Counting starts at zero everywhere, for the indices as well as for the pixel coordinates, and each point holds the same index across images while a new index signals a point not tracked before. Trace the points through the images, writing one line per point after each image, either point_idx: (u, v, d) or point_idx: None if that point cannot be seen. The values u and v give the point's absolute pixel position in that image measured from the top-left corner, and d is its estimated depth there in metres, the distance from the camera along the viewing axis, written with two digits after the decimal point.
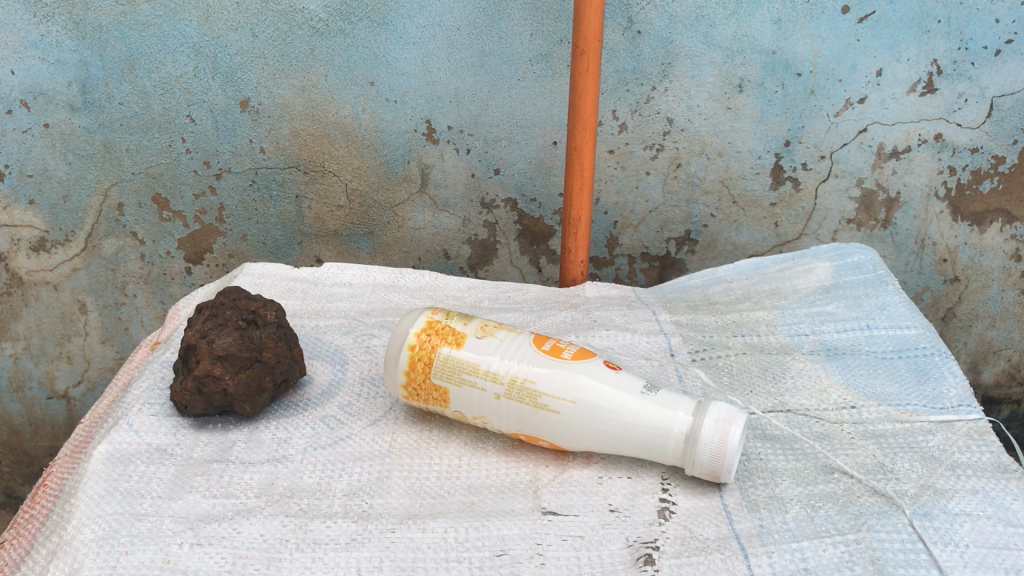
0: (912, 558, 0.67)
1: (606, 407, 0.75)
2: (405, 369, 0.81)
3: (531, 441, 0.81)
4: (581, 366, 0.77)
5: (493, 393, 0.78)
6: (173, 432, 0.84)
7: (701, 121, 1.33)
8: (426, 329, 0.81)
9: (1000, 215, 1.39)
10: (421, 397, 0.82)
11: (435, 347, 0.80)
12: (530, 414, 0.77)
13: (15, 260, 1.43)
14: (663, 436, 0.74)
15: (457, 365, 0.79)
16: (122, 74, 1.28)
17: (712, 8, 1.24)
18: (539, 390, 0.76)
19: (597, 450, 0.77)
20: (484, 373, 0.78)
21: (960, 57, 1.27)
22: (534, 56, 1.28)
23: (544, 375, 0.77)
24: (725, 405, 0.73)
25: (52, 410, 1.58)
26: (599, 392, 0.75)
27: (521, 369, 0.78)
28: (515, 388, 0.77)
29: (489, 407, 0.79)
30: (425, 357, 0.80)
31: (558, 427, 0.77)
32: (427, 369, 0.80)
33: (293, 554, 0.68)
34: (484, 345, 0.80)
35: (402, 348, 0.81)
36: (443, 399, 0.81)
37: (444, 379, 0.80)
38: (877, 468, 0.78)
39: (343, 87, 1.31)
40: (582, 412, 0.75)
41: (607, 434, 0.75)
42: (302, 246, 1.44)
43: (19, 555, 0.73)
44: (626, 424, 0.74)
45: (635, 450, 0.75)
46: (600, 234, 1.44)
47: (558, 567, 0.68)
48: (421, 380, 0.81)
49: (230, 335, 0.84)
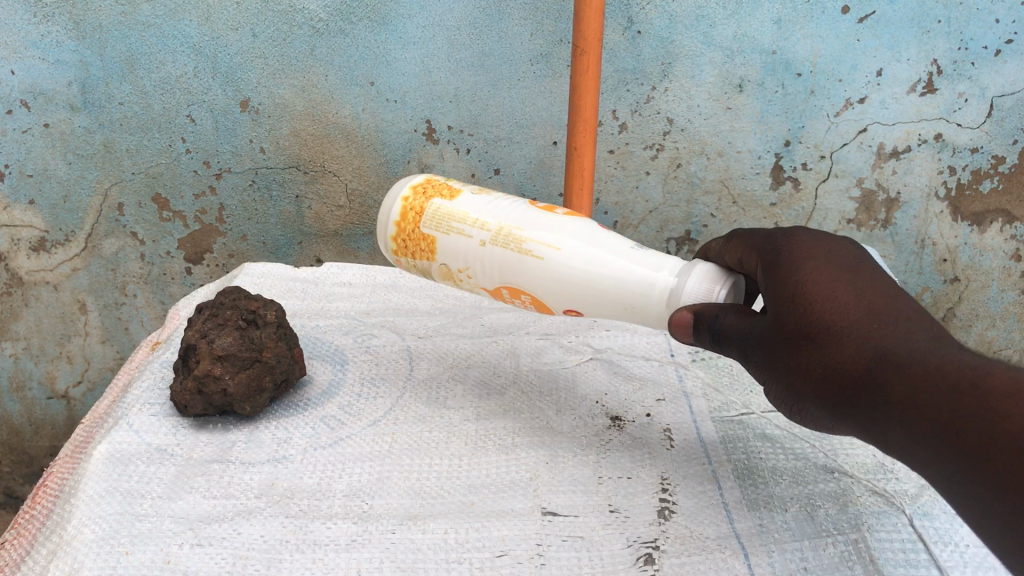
0: (911, 557, 0.67)
1: (589, 256, 0.74)
2: (396, 220, 0.84)
3: (512, 296, 0.80)
4: (572, 220, 0.77)
5: (478, 240, 0.79)
6: (173, 432, 0.84)
7: (701, 121, 1.33)
8: (424, 185, 0.83)
9: (1000, 215, 1.39)
10: (410, 251, 0.84)
11: (430, 199, 0.82)
12: (513, 260, 0.77)
13: (15, 260, 1.43)
14: (646, 293, 0.70)
15: (446, 213, 0.81)
16: (121, 74, 1.28)
17: (712, 8, 1.24)
18: (526, 235, 0.77)
19: (577, 306, 0.76)
20: (473, 220, 0.79)
21: (960, 57, 1.27)
22: (533, 56, 1.28)
23: (532, 223, 0.77)
24: (710, 265, 0.68)
25: (52, 410, 1.59)
26: (585, 242, 0.75)
27: (510, 219, 0.78)
28: (499, 234, 0.78)
29: (474, 254, 0.79)
30: (418, 210, 0.82)
31: (540, 275, 0.76)
32: (419, 220, 0.82)
33: (293, 555, 0.69)
34: (477, 198, 0.82)
35: (396, 200, 0.84)
36: (430, 250, 0.82)
37: (433, 228, 0.81)
38: (876, 468, 0.79)
39: (343, 87, 1.30)
40: (563, 258, 0.75)
41: (588, 285, 0.74)
42: (302, 246, 1.45)
43: (19, 555, 0.73)
44: (607, 277, 0.73)
45: (616, 304, 0.73)
46: None
47: (559, 567, 0.68)
48: (412, 231, 0.83)
49: (230, 335, 0.85)
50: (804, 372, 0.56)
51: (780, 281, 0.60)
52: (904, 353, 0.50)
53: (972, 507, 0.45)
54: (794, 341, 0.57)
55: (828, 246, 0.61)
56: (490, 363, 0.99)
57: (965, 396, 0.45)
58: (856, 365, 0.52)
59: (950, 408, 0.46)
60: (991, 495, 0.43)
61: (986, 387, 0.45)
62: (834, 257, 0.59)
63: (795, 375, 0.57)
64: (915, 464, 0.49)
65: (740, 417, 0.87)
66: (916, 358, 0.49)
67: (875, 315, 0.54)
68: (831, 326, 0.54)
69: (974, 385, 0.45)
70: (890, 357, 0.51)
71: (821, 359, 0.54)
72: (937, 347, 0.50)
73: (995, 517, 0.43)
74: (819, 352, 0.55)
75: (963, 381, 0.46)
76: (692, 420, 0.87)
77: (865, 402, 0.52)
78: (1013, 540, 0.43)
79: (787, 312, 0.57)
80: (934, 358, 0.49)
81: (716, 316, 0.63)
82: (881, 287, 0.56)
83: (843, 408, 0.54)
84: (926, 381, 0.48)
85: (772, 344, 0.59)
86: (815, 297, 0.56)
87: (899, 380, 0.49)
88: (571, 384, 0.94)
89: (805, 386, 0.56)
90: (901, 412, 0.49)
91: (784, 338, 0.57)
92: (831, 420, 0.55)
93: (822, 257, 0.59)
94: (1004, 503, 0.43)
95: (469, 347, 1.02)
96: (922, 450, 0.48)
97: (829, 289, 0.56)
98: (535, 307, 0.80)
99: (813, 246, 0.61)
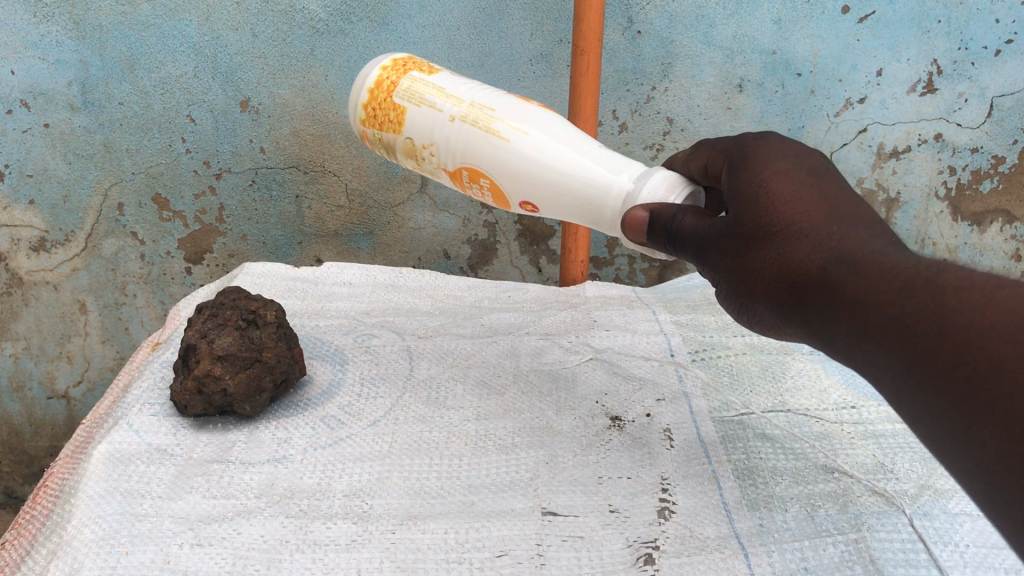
0: (912, 558, 0.67)
1: (557, 146, 0.72)
2: (370, 88, 0.78)
3: (471, 179, 0.77)
4: (546, 113, 0.75)
5: (448, 114, 0.75)
6: (173, 432, 0.84)
7: (701, 121, 1.33)
8: (404, 58, 0.79)
9: (1000, 215, 1.40)
10: (377, 122, 0.79)
11: (408, 70, 0.77)
12: (480, 138, 0.74)
13: (15, 260, 1.43)
14: (603, 193, 0.70)
15: (421, 85, 0.76)
16: (121, 74, 1.28)
17: (712, 8, 1.23)
18: (498, 116, 0.74)
19: (535, 193, 0.74)
20: (447, 94, 0.75)
21: (961, 57, 1.27)
22: (534, 56, 1.27)
23: (507, 106, 0.74)
24: (672, 173, 0.67)
25: (52, 410, 1.59)
26: (555, 133, 0.73)
27: (485, 98, 0.75)
28: (472, 110, 0.74)
29: (441, 129, 0.75)
30: (393, 79, 0.77)
31: (504, 157, 0.73)
32: (392, 88, 0.77)
33: (293, 555, 0.69)
34: (454, 76, 0.78)
35: (373, 68, 0.78)
36: (397, 121, 0.77)
37: (405, 98, 0.76)
38: (876, 468, 0.79)
39: (343, 87, 1.30)
40: (529, 144, 0.72)
41: (550, 174, 0.72)
42: (302, 246, 1.46)
43: (19, 555, 0.73)
44: (568, 169, 0.72)
45: (571, 199, 0.72)
46: (600, 234, 1.44)
47: (558, 567, 0.68)
48: (383, 100, 0.77)
49: (230, 335, 0.85)
50: (760, 275, 0.54)
51: (745, 181, 0.57)
52: (861, 254, 0.47)
53: (913, 407, 0.42)
54: (752, 241, 0.55)
55: (798, 151, 0.57)
56: (490, 363, 0.99)
57: (917, 295, 0.43)
58: (811, 266, 0.50)
59: (901, 305, 0.43)
60: (932, 391, 0.41)
61: (940, 284, 0.42)
62: (801, 159, 0.56)
63: (751, 276, 0.55)
64: (861, 366, 0.47)
65: (740, 416, 0.87)
66: (872, 258, 0.47)
67: (836, 218, 0.51)
68: (790, 227, 0.52)
69: (927, 282, 0.42)
70: (846, 258, 0.48)
71: (777, 260, 0.52)
72: (896, 250, 0.47)
73: (934, 416, 0.41)
74: (776, 252, 0.53)
75: (919, 279, 0.43)
76: (692, 420, 0.87)
77: (816, 303, 0.49)
78: (949, 440, 0.40)
79: (749, 212, 0.55)
80: (890, 259, 0.46)
81: (675, 216, 0.62)
82: (845, 190, 0.53)
83: (795, 310, 0.52)
84: (881, 280, 0.45)
85: (730, 246, 0.57)
86: (776, 198, 0.54)
87: (853, 279, 0.47)
88: (571, 384, 0.94)
89: (760, 287, 0.54)
90: (851, 311, 0.47)
91: (743, 239, 0.55)
92: (788, 323, 0.53)
93: (788, 157, 0.56)
94: (945, 399, 0.40)
95: (469, 347, 1.02)
96: (869, 350, 0.45)
97: (794, 189, 0.53)
98: (492, 195, 0.78)
99: (782, 149, 0.58)
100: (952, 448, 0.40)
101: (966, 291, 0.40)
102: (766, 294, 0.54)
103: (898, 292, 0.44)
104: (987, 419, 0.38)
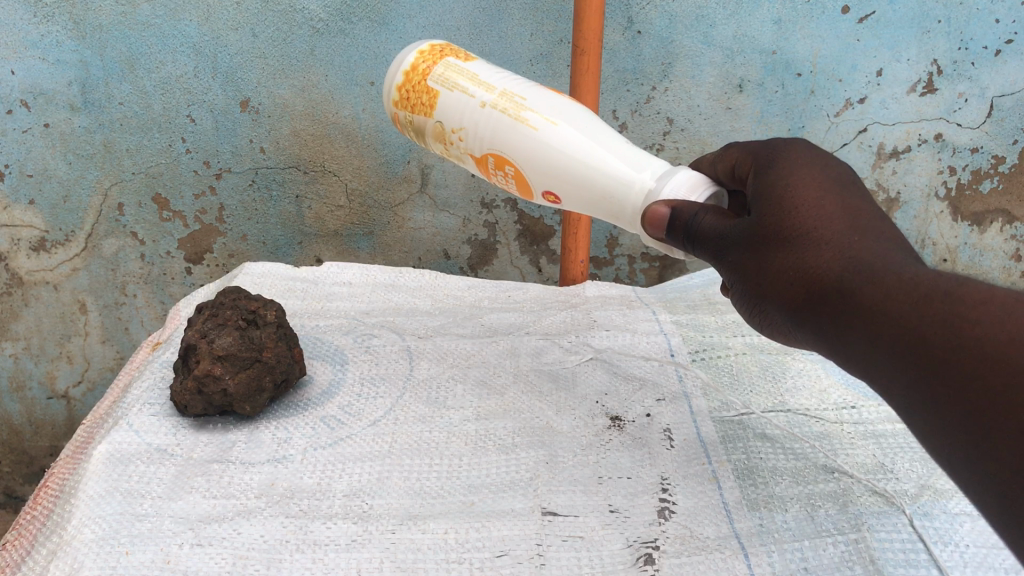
0: (912, 558, 0.67)
1: (583, 138, 0.72)
2: (405, 71, 0.78)
3: (497, 165, 0.77)
4: (575, 106, 0.76)
5: (479, 100, 0.75)
6: (173, 432, 0.84)
7: (701, 121, 1.33)
8: (440, 44, 0.79)
9: (1000, 215, 1.40)
10: (409, 104, 0.79)
11: (444, 55, 0.77)
12: (509, 125, 0.74)
13: (15, 260, 1.43)
14: (625, 187, 0.70)
15: (454, 71, 0.76)
16: (121, 74, 1.27)
17: (712, 8, 1.23)
18: (528, 104, 0.74)
19: (559, 183, 0.74)
20: (480, 80, 0.76)
21: (961, 58, 1.27)
22: (534, 57, 1.28)
23: (537, 96, 0.75)
24: (697, 174, 0.67)
25: (52, 410, 1.59)
26: (582, 125, 0.73)
27: (517, 87, 0.75)
28: (503, 98, 0.74)
29: (471, 114, 0.75)
30: (430, 63, 0.77)
31: (532, 145, 0.73)
32: (426, 71, 0.77)
33: (293, 555, 0.69)
34: (489, 65, 0.78)
35: (409, 52, 0.78)
36: (429, 104, 0.77)
37: (438, 82, 0.76)
38: (877, 468, 0.79)
39: (343, 87, 1.30)
40: (556, 135, 0.73)
41: (573, 165, 0.72)
42: (302, 246, 1.46)
43: (19, 555, 0.73)
44: (593, 163, 0.71)
45: (591, 192, 0.72)
46: (600, 235, 1.45)
47: (558, 567, 0.68)
48: (415, 83, 0.77)
49: (230, 335, 0.85)
50: (774, 277, 0.53)
51: (767, 183, 0.56)
52: (880, 265, 0.47)
53: (927, 419, 0.42)
54: (770, 244, 0.54)
55: (822, 158, 0.57)
56: (490, 363, 0.99)
57: (936, 307, 0.42)
58: (829, 273, 0.49)
59: (920, 318, 0.43)
60: (949, 406, 0.41)
61: (959, 297, 0.42)
62: (826, 167, 0.56)
63: (765, 277, 0.54)
64: (872, 376, 0.46)
65: (739, 416, 0.87)
66: (890, 269, 0.47)
67: (858, 228, 0.50)
68: (811, 233, 0.52)
69: (947, 294, 0.42)
70: (865, 267, 0.48)
71: (794, 263, 0.52)
72: (913, 263, 0.47)
73: (949, 432, 0.41)
74: (794, 255, 0.52)
75: (937, 292, 0.43)
76: (692, 420, 0.87)
77: (831, 308, 0.49)
78: (961, 457, 0.40)
79: (770, 213, 0.54)
80: (910, 271, 0.46)
81: (696, 215, 0.61)
82: (865, 202, 0.53)
83: (807, 316, 0.51)
84: (900, 289, 0.45)
85: (746, 246, 0.56)
86: (800, 202, 0.53)
87: (871, 287, 0.46)
88: (571, 384, 0.94)
89: (773, 290, 0.54)
90: (867, 318, 0.46)
91: (760, 241, 0.55)
92: (796, 328, 0.53)
93: (814, 164, 0.56)
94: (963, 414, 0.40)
95: (469, 347, 1.02)
96: (881, 362, 0.45)
97: (817, 196, 0.53)
98: (515, 183, 0.78)
99: (806, 156, 0.57)
100: (963, 462, 0.40)
101: (988, 306, 0.40)
102: (778, 297, 0.53)
103: (917, 303, 0.43)
104: (999, 437, 0.38)
